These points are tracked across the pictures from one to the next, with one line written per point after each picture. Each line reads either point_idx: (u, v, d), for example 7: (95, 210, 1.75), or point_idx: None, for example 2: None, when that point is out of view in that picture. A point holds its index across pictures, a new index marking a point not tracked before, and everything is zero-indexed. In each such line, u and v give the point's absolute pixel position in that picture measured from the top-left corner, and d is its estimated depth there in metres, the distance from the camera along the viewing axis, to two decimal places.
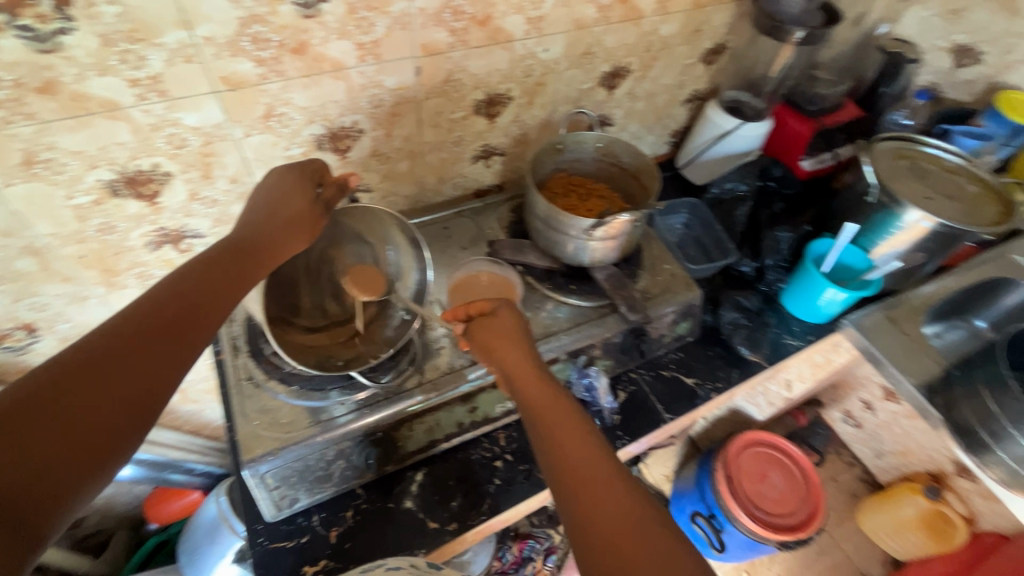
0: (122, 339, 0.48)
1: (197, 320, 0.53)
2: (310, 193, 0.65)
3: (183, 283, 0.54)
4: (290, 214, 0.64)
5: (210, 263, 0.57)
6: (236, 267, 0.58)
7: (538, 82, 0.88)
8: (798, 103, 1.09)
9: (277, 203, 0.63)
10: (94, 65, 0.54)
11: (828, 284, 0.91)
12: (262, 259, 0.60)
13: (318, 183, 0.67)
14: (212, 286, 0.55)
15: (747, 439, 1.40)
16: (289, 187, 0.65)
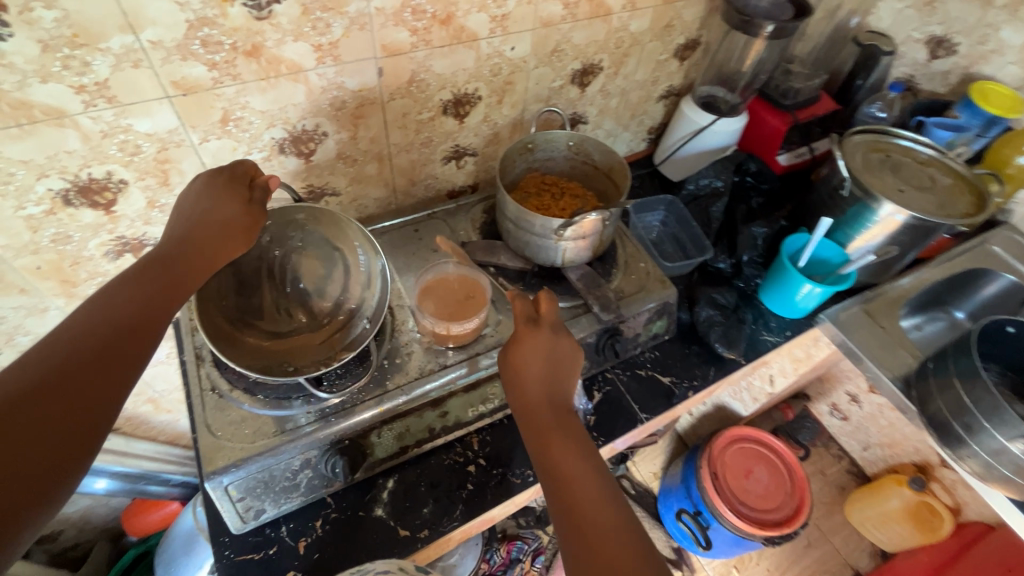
0: (53, 371, 0.46)
1: (132, 338, 0.51)
2: (242, 194, 0.63)
3: (114, 302, 0.52)
4: (224, 218, 0.61)
5: (140, 280, 0.55)
6: (166, 278, 0.56)
7: (507, 81, 0.87)
8: (772, 97, 1.09)
9: (209, 209, 0.61)
10: (35, 71, 0.53)
11: (804, 279, 0.91)
12: (198, 262, 0.59)
13: (247, 184, 0.65)
14: (148, 303, 0.54)
15: (731, 435, 1.40)
16: (218, 193, 0.62)
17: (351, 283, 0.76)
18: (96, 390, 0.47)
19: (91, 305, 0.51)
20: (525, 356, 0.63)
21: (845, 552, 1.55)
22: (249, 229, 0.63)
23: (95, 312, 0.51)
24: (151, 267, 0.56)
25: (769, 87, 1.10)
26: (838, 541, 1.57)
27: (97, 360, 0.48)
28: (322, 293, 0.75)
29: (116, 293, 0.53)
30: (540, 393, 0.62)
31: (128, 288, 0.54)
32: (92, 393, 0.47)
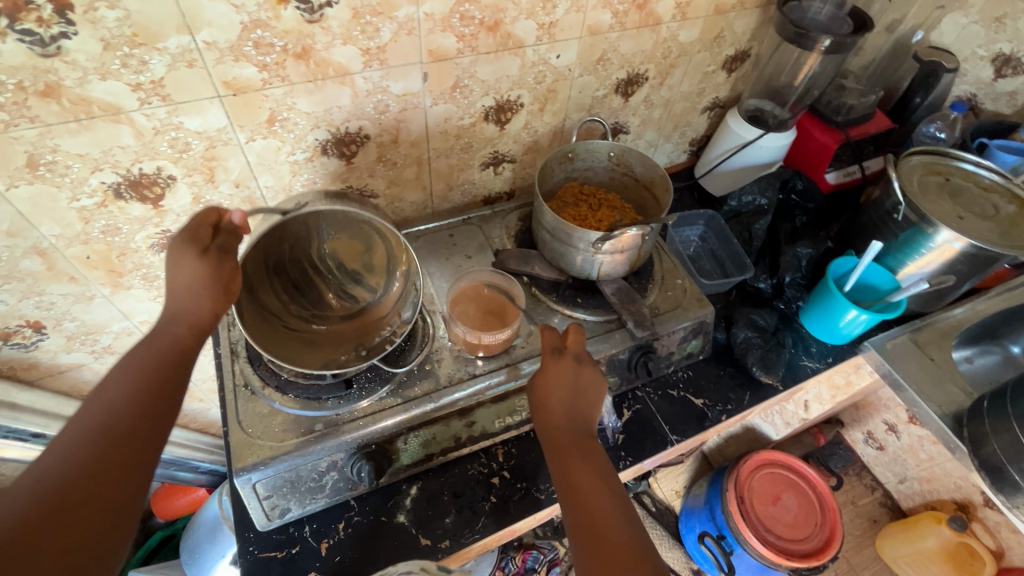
0: (81, 461, 0.47)
1: (149, 415, 0.52)
2: (198, 248, 0.59)
3: (118, 384, 0.53)
4: (189, 283, 0.58)
5: (136, 358, 0.55)
6: (158, 349, 0.57)
7: (550, 89, 0.86)
8: (823, 113, 1.05)
9: (173, 277, 0.58)
10: (96, 69, 0.54)
11: (850, 304, 0.87)
12: (184, 333, 0.58)
13: (213, 232, 0.62)
14: (153, 378, 0.54)
15: (761, 459, 1.35)
16: (179, 255, 0.59)
17: (393, 252, 0.74)
18: (127, 474, 0.49)
19: (94, 395, 0.52)
20: (549, 386, 0.62)
21: None
22: (216, 289, 0.59)
23: (102, 401, 0.51)
24: (140, 343, 0.57)
25: (821, 102, 1.06)
26: None
27: (118, 443, 0.49)
28: (369, 266, 0.75)
29: (115, 376, 0.54)
30: (565, 421, 0.60)
31: (125, 368, 0.54)
32: (124, 476, 0.48)
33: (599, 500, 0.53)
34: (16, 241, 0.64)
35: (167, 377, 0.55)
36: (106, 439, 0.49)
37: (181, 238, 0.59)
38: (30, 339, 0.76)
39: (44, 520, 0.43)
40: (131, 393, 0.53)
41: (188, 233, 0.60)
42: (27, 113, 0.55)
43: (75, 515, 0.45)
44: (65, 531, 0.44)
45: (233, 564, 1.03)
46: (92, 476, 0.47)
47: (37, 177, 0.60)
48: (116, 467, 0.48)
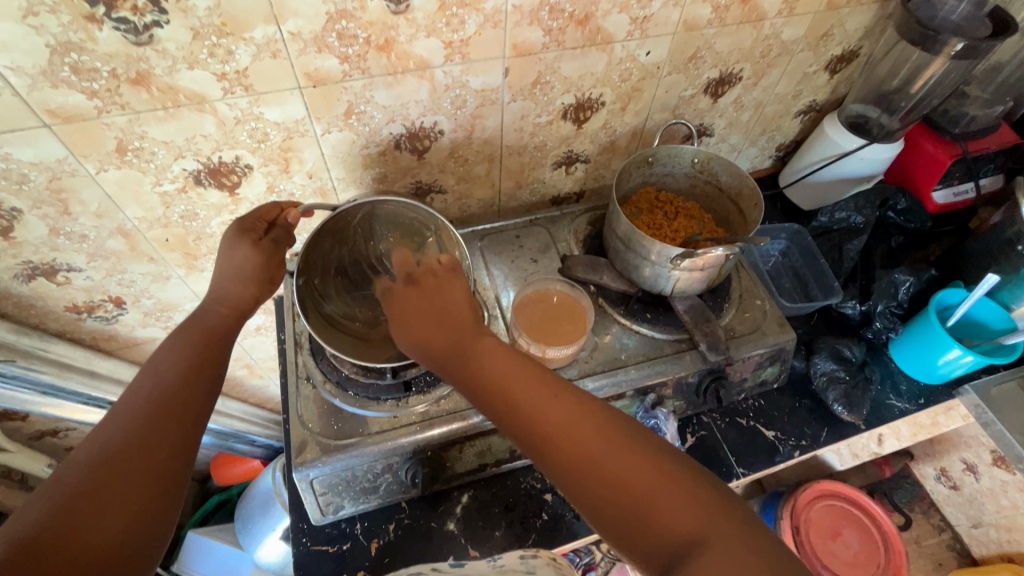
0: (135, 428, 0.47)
1: (193, 384, 0.52)
2: (252, 237, 0.63)
3: (164, 357, 0.53)
4: (238, 268, 0.61)
5: (179, 336, 0.56)
6: (202, 326, 0.57)
7: (635, 87, 0.80)
8: (939, 123, 0.94)
9: (224, 265, 0.62)
10: (184, 57, 0.54)
11: (954, 343, 0.78)
12: (223, 312, 0.59)
13: (269, 225, 0.65)
14: (195, 352, 0.54)
15: (822, 489, 1.26)
16: (232, 246, 0.62)
17: (445, 245, 0.73)
18: (170, 438, 0.48)
19: (141, 371, 0.52)
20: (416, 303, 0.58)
21: None
22: (261, 274, 0.63)
23: (150, 373, 0.52)
24: (185, 323, 0.58)
25: (936, 111, 0.94)
26: None
27: (165, 411, 0.49)
28: None
29: (161, 353, 0.54)
30: (480, 355, 0.53)
31: (171, 344, 0.55)
32: (170, 443, 0.48)
33: (543, 401, 0.48)
34: (103, 222, 0.66)
35: (210, 352, 0.55)
36: (154, 407, 0.49)
37: (234, 230, 0.62)
38: (111, 313, 0.80)
39: (95, 487, 0.43)
40: (177, 364, 0.53)
41: (240, 224, 0.63)
42: (119, 100, 0.55)
43: (123, 481, 0.44)
44: (115, 497, 0.43)
45: (282, 539, 1.06)
46: (137, 442, 0.46)
47: (125, 162, 0.61)
48: (161, 434, 0.48)
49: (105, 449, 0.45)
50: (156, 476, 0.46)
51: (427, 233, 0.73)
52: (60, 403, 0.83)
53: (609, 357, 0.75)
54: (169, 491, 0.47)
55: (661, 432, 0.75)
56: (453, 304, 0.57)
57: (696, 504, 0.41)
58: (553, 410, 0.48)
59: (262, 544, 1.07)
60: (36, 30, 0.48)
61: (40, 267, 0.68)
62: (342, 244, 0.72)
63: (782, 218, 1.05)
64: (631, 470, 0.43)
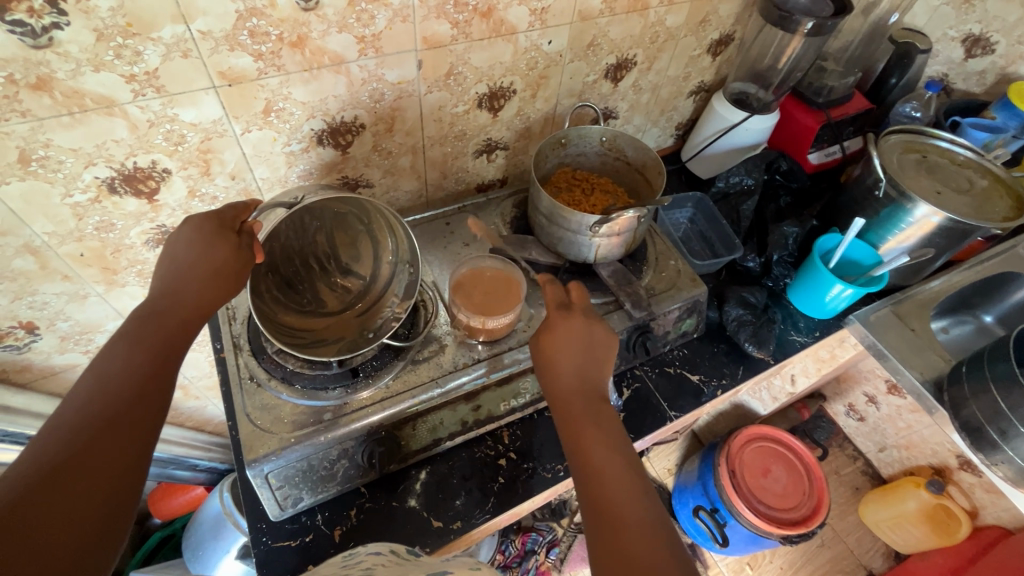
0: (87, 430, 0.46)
1: (144, 396, 0.50)
2: (233, 239, 0.59)
3: (117, 359, 0.51)
4: (214, 267, 0.58)
5: (128, 338, 0.53)
6: (156, 329, 0.55)
7: (542, 75, 0.86)
8: (805, 95, 1.08)
9: (197, 262, 0.58)
10: (89, 60, 0.53)
11: (835, 280, 0.90)
12: (181, 315, 0.57)
13: (237, 230, 0.61)
14: (149, 355, 0.53)
15: (750, 433, 1.40)
16: (208, 246, 0.58)
17: (377, 234, 0.76)
18: (117, 454, 0.46)
19: (91, 369, 0.50)
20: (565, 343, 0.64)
21: (859, 553, 1.56)
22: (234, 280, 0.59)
23: (101, 375, 0.50)
24: (138, 321, 0.55)
25: (802, 85, 1.08)
26: (852, 541, 1.57)
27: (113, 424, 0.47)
28: (356, 255, 0.76)
29: (108, 356, 0.51)
30: (570, 382, 0.63)
31: (119, 347, 0.52)
32: (117, 459, 0.46)
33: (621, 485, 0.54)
34: (8, 239, 0.63)
35: (162, 358, 0.53)
36: (101, 419, 0.47)
37: (215, 226, 0.59)
38: (23, 340, 0.75)
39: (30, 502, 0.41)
40: (123, 372, 0.50)
41: (219, 220, 0.60)
42: (19, 108, 0.53)
43: (61, 496, 0.42)
44: (54, 513, 0.42)
45: (238, 559, 1.03)
46: (77, 455, 0.44)
47: (29, 173, 0.59)
48: (105, 447, 0.46)
49: (42, 464, 0.43)
50: (100, 494, 0.44)
51: (361, 226, 0.74)
52: None
53: None
54: (111, 513, 0.45)
55: None
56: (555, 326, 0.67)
57: None
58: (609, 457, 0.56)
59: (217, 568, 1.03)
60: None
61: None
62: (282, 239, 0.69)
63: (687, 189, 1.15)
64: None
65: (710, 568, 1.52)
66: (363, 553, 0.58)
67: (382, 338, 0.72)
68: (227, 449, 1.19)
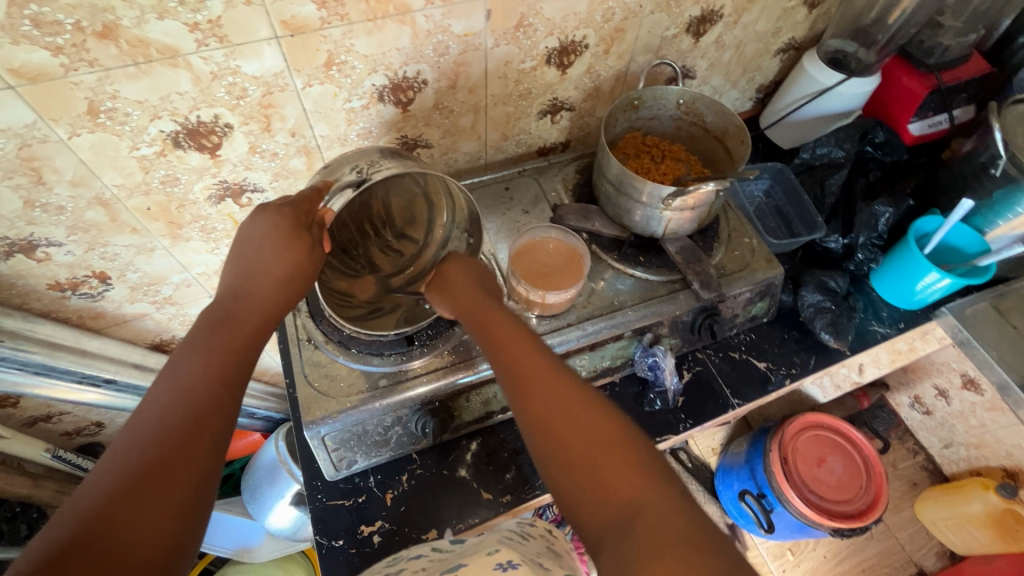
0: (159, 442, 0.44)
1: (218, 405, 0.49)
2: (308, 241, 0.57)
3: (188, 366, 0.50)
4: (284, 270, 0.57)
5: (199, 345, 0.52)
6: (227, 337, 0.54)
7: (618, 28, 0.79)
8: (914, 55, 0.95)
9: (269, 263, 0.57)
10: (153, 6, 0.51)
11: (932, 267, 0.81)
12: (247, 320, 0.56)
13: (308, 224, 0.58)
14: (217, 359, 0.51)
15: (807, 421, 1.33)
16: (280, 247, 0.57)
17: (433, 198, 0.73)
18: (194, 465, 0.45)
19: (163, 378, 0.49)
20: (456, 270, 0.67)
21: (910, 549, 1.49)
22: (302, 282, 0.59)
23: (173, 383, 0.49)
24: (208, 326, 0.54)
25: (912, 43, 0.95)
26: (903, 537, 1.50)
27: (188, 435, 0.46)
28: (410, 222, 0.74)
29: (180, 364, 0.50)
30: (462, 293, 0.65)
31: (190, 354, 0.51)
32: (194, 470, 0.45)
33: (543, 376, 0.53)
34: (80, 191, 0.64)
35: (233, 366, 0.52)
36: (176, 429, 0.46)
37: (290, 226, 0.57)
38: (96, 289, 0.78)
39: (111, 515, 0.40)
40: (197, 379, 0.49)
41: (294, 214, 0.57)
42: (86, 56, 0.52)
43: (138, 511, 0.41)
44: (131, 528, 0.40)
45: (292, 505, 1.08)
46: (156, 466, 0.43)
47: (98, 124, 0.58)
48: (182, 457, 0.45)
49: (124, 476, 0.42)
50: (179, 506, 0.43)
51: (418, 190, 0.71)
52: (53, 384, 0.81)
53: (605, 302, 0.76)
54: (190, 526, 0.43)
55: (659, 368, 0.78)
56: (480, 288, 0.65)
57: (668, 501, 0.42)
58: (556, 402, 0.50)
59: (273, 511, 1.08)
60: None
61: (17, 243, 0.66)
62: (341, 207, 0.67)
63: (764, 159, 1.06)
64: (613, 465, 0.45)
65: (750, 550, 1.48)
66: (405, 558, 0.55)
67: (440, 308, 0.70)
68: (282, 399, 1.23)
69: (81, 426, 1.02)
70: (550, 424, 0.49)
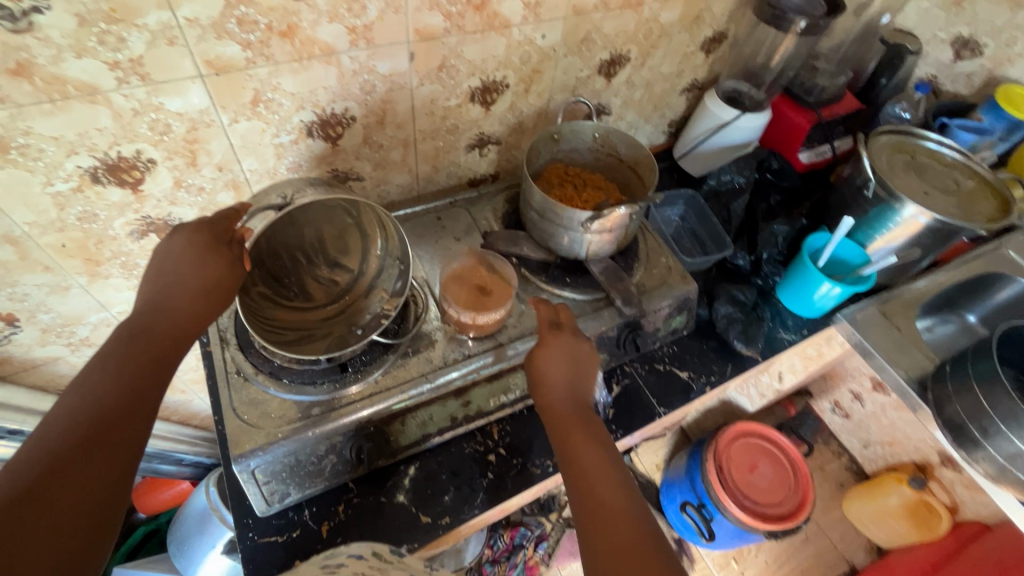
0: (69, 449, 0.45)
1: (130, 418, 0.49)
2: (230, 257, 0.58)
3: (103, 373, 0.50)
4: (205, 284, 0.57)
5: (113, 356, 0.52)
6: (144, 347, 0.54)
7: (535, 69, 0.86)
8: (797, 93, 1.08)
9: (186, 277, 0.56)
10: (71, 46, 0.52)
11: (823, 278, 0.91)
12: (167, 331, 0.55)
13: (229, 241, 0.59)
14: (133, 369, 0.52)
15: (738, 430, 1.41)
16: (197, 261, 0.56)
17: (367, 230, 0.75)
18: (102, 475, 0.46)
19: (75, 384, 0.49)
20: (550, 356, 0.67)
21: (841, 547, 1.58)
22: (225, 294, 0.58)
23: (85, 391, 0.49)
24: (127, 335, 0.54)
25: (794, 84, 1.09)
26: (835, 536, 1.59)
27: (91, 446, 0.46)
28: (343, 251, 0.75)
29: (90, 373, 0.50)
30: (562, 386, 0.65)
31: (106, 366, 0.51)
32: (99, 482, 0.46)
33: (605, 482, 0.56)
34: None
35: (146, 379, 0.52)
36: (79, 439, 0.46)
37: (208, 239, 0.57)
38: (2, 333, 0.73)
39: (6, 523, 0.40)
40: (107, 392, 0.49)
41: (212, 233, 0.58)
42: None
43: (46, 516, 0.42)
44: (38, 532, 0.41)
45: (223, 555, 1.01)
46: (62, 478, 0.44)
47: (8, 161, 0.57)
48: (85, 468, 0.45)
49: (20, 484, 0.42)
50: (86, 517, 0.44)
51: (350, 220, 0.73)
52: None
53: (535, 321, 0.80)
54: (90, 536, 0.44)
55: None
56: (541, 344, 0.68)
57: None
58: (599, 468, 0.58)
59: (203, 563, 1.02)
60: None
61: None
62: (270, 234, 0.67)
63: (678, 186, 1.16)
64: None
65: (697, 562, 1.52)
66: (343, 554, 0.58)
67: (373, 334, 0.71)
68: (214, 443, 1.17)
69: None
70: (603, 522, 0.53)
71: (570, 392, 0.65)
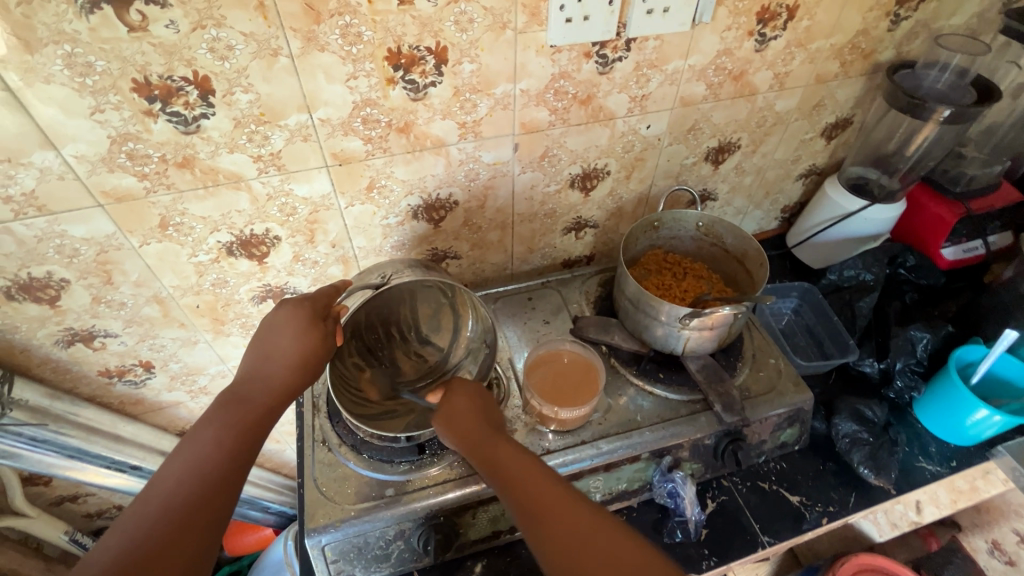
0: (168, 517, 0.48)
1: (224, 489, 0.52)
2: (325, 330, 0.62)
3: (204, 441, 0.54)
4: (300, 356, 0.60)
5: (215, 423, 0.56)
6: (241, 415, 0.57)
7: (638, 157, 0.85)
8: (939, 182, 0.96)
9: (285, 351, 0.60)
10: (226, 143, 0.60)
11: (980, 403, 0.76)
12: (261, 400, 0.59)
13: (325, 316, 0.63)
14: (230, 438, 0.55)
15: (862, 563, 1.17)
16: (295, 335, 0.60)
17: (460, 309, 0.77)
18: (194, 545, 0.48)
19: (178, 451, 0.53)
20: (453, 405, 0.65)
21: None
22: (316, 366, 0.62)
23: (187, 458, 0.52)
24: (227, 405, 0.58)
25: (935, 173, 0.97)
26: None
27: (191, 511, 0.49)
28: (435, 328, 0.77)
29: (192, 443, 0.54)
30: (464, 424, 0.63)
31: (207, 434, 0.55)
32: (189, 552, 0.47)
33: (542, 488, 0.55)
34: (141, 290, 0.71)
35: (241, 448, 0.55)
36: (180, 505, 0.49)
37: (308, 314, 0.62)
38: (140, 376, 0.83)
39: None
40: (207, 462, 0.52)
41: (312, 309, 0.62)
42: (166, 182, 0.61)
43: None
44: None
45: None
46: (163, 545, 0.46)
47: (166, 236, 0.66)
48: (182, 539, 0.47)
49: (126, 553, 0.45)
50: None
51: (445, 300, 0.75)
52: (82, 467, 0.84)
53: (623, 418, 0.75)
54: None
55: (679, 497, 0.73)
56: (491, 423, 0.63)
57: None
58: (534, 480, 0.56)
59: None
60: (101, 124, 0.54)
61: (79, 333, 0.73)
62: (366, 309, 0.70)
63: (793, 277, 1.06)
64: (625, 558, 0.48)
65: None
66: None
67: None
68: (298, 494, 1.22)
69: (103, 508, 1.04)
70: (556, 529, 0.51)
71: (480, 428, 0.63)
